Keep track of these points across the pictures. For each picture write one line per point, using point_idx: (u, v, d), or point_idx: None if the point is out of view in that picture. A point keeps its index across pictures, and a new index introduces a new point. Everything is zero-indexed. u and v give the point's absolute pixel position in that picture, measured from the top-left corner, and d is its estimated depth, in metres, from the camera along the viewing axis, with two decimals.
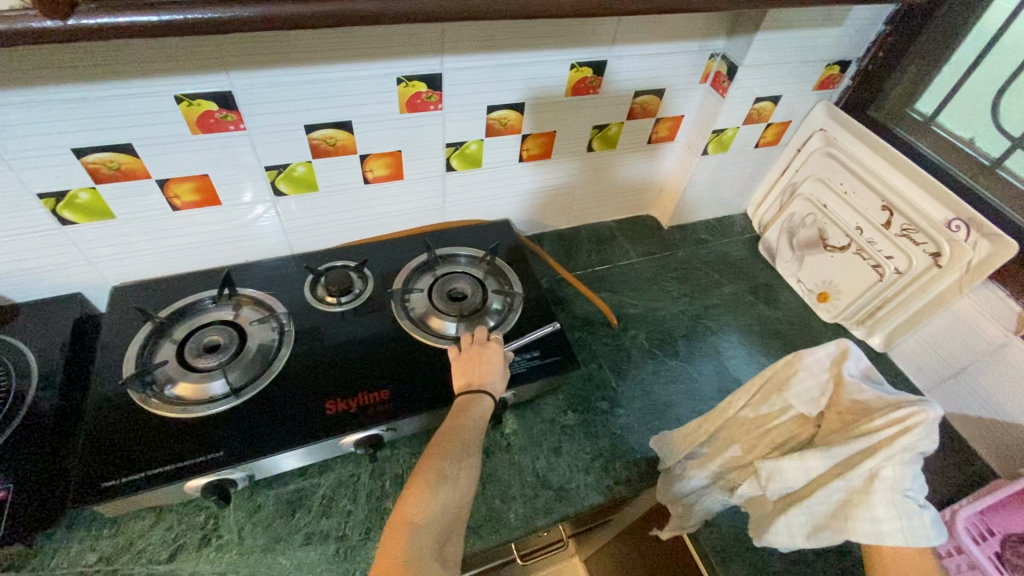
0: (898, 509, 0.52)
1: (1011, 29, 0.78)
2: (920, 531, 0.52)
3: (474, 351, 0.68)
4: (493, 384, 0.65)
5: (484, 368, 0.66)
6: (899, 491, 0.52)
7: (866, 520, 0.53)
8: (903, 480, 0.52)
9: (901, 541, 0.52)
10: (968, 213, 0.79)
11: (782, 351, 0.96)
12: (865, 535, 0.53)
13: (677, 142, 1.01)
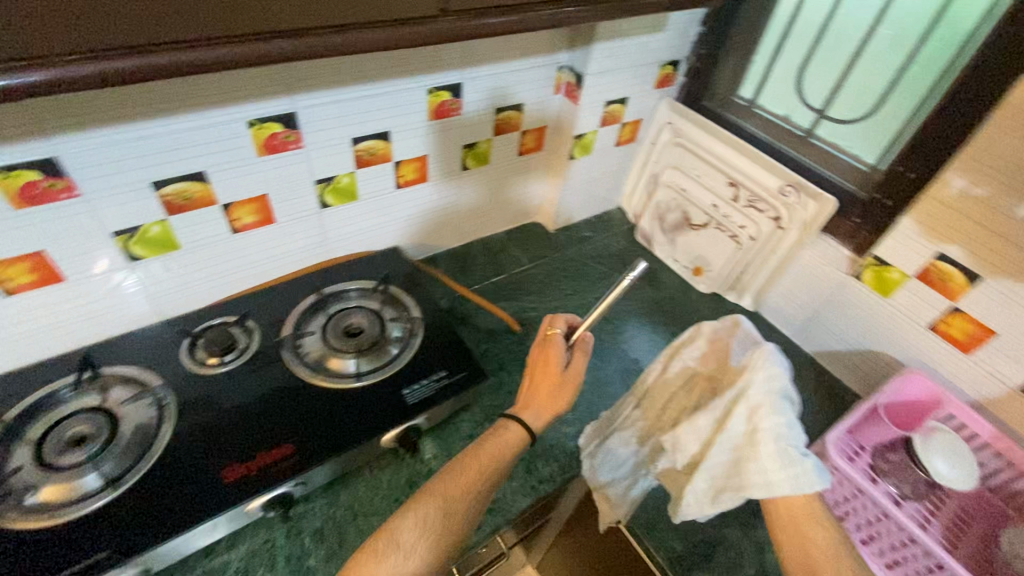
0: (781, 458, 0.57)
1: (796, 20, 0.92)
2: (802, 478, 0.56)
3: (544, 374, 0.68)
4: (541, 415, 0.66)
5: (542, 396, 0.67)
6: (779, 440, 0.58)
7: (755, 473, 0.58)
8: (777, 428, 0.58)
9: (788, 488, 0.56)
10: (794, 179, 0.91)
11: (671, 326, 1.04)
12: (756, 487, 0.57)
13: (546, 150, 1.07)
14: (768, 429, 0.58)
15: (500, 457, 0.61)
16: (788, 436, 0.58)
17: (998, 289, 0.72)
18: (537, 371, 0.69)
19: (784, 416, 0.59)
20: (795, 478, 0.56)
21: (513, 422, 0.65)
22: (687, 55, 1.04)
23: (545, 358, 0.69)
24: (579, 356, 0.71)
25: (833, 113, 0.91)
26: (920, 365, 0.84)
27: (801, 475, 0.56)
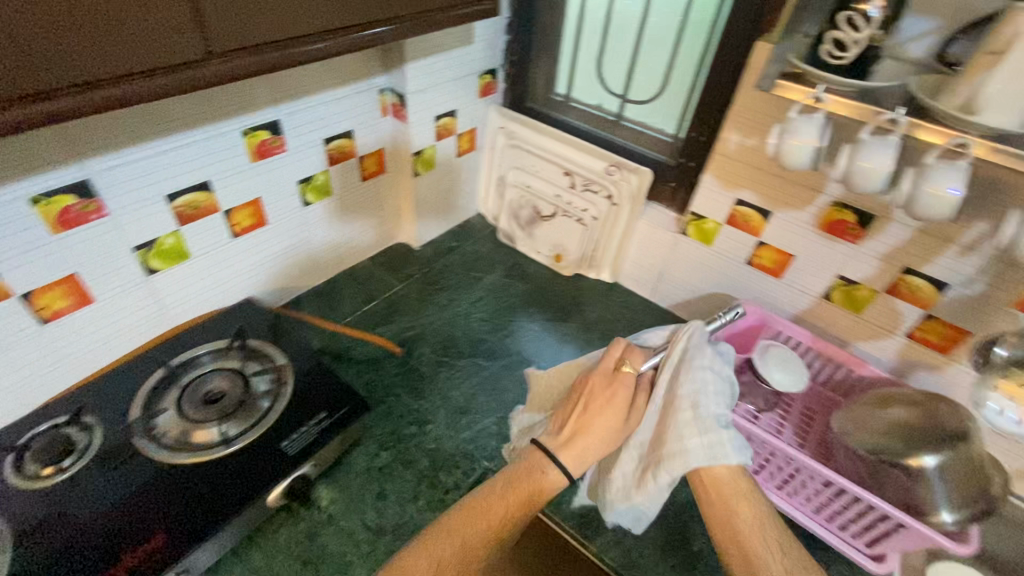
0: (698, 428, 0.63)
1: (585, 20, 1.02)
2: (715, 445, 0.61)
3: (611, 413, 0.65)
4: (590, 461, 0.64)
5: (599, 437, 0.64)
6: (697, 412, 0.64)
7: (675, 442, 0.63)
8: (692, 400, 0.64)
9: (703, 457, 0.61)
10: (615, 159, 1.02)
11: (545, 312, 1.10)
12: (676, 456, 0.62)
13: (390, 172, 1.09)
14: (688, 398, 0.65)
15: (533, 500, 0.62)
16: (709, 408, 0.64)
17: (784, 221, 0.85)
18: (604, 400, 0.66)
19: (699, 389, 0.65)
20: (712, 447, 0.62)
21: (555, 467, 0.63)
22: (500, 63, 1.11)
23: (613, 393, 0.66)
24: (643, 396, 0.68)
25: (633, 97, 1.02)
26: (748, 296, 0.98)
27: (716, 443, 0.62)
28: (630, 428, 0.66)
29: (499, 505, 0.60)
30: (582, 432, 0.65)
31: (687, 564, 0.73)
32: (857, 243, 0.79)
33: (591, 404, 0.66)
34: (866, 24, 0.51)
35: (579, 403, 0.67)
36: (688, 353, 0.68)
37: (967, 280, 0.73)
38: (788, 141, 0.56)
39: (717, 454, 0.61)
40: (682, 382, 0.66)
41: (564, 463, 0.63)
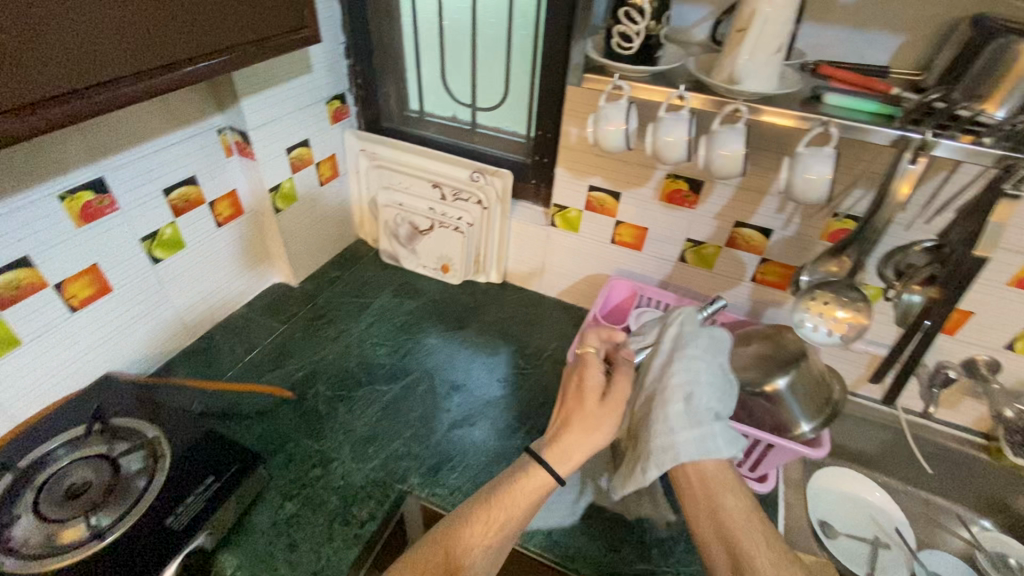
0: (688, 421, 0.64)
1: (420, 36, 1.04)
2: (707, 442, 0.62)
3: (580, 401, 0.67)
4: (575, 457, 0.65)
5: (578, 427, 0.66)
6: (687, 403, 0.64)
7: (663, 437, 0.63)
8: (683, 391, 0.65)
9: (692, 450, 0.62)
10: (477, 165, 1.05)
11: (439, 324, 1.11)
12: (664, 452, 0.63)
13: (249, 212, 1.04)
14: (678, 389, 0.65)
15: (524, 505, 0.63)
16: (699, 399, 0.64)
17: (633, 198, 0.93)
18: (576, 391, 0.69)
19: (691, 382, 0.65)
20: (699, 440, 0.62)
21: (539, 469, 0.65)
22: (348, 87, 1.11)
23: (582, 378, 0.69)
24: (620, 379, 0.68)
25: (482, 104, 1.06)
26: (621, 272, 1.05)
27: (704, 435, 0.62)
28: (609, 412, 0.66)
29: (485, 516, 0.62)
30: (563, 430, 0.67)
31: (606, 530, 0.77)
32: (694, 209, 0.89)
33: (568, 401, 0.69)
34: (641, 17, 0.57)
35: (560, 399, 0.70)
36: (685, 329, 0.69)
37: (785, 224, 0.84)
38: (603, 128, 0.63)
39: (708, 447, 0.62)
40: (671, 372, 0.67)
41: (546, 463, 0.64)
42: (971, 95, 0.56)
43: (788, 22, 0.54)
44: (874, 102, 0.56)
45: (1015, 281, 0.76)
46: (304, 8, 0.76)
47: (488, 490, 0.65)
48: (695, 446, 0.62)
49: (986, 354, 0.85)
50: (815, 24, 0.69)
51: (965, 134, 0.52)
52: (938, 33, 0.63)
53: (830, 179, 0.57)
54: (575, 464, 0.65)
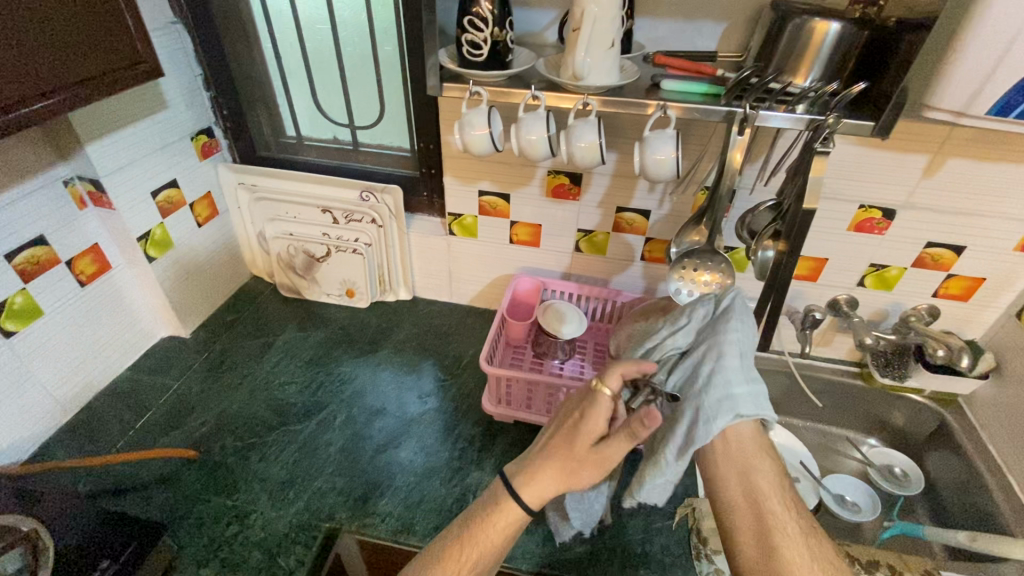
0: (744, 377, 0.61)
1: (284, 60, 1.00)
2: (760, 400, 0.60)
3: (568, 441, 0.62)
4: (545, 490, 0.61)
5: (558, 464, 0.61)
6: (737, 363, 0.61)
7: (720, 388, 0.60)
8: (740, 348, 0.62)
9: (751, 406, 0.59)
10: (364, 184, 1.04)
11: (351, 350, 1.08)
12: (720, 402, 0.59)
13: (115, 266, 0.97)
14: (735, 345, 0.62)
15: (496, 541, 0.62)
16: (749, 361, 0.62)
17: (520, 198, 0.96)
18: (575, 422, 0.62)
19: (746, 340, 0.62)
20: (754, 398, 0.60)
21: (512, 504, 0.62)
22: (214, 120, 1.05)
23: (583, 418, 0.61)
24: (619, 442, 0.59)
25: (360, 123, 1.04)
26: (525, 269, 1.08)
27: (757, 392, 0.60)
28: (596, 462, 0.60)
29: (456, 553, 0.61)
30: (543, 460, 0.63)
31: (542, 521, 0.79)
32: (579, 200, 0.93)
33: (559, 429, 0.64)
34: (485, 25, 0.63)
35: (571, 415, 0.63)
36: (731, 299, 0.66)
37: (660, 204, 0.90)
38: (469, 133, 0.69)
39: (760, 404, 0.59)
40: (724, 329, 0.63)
41: (519, 498, 0.62)
42: (782, 70, 0.65)
43: (615, 19, 0.59)
44: (702, 84, 0.64)
45: (852, 227, 0.87)
46: (137, 43, 0.72)
47: (461, 522, 0.64)
48: (751, 403, 0.59)
49: (844, 293, 0.96)
50: (650, 19, 0.75)
51: (779, 105, 0.62)
52: (752, 17, 0.71)
53: (673, 158, 0.66)
54: (544, 496, 0.62)
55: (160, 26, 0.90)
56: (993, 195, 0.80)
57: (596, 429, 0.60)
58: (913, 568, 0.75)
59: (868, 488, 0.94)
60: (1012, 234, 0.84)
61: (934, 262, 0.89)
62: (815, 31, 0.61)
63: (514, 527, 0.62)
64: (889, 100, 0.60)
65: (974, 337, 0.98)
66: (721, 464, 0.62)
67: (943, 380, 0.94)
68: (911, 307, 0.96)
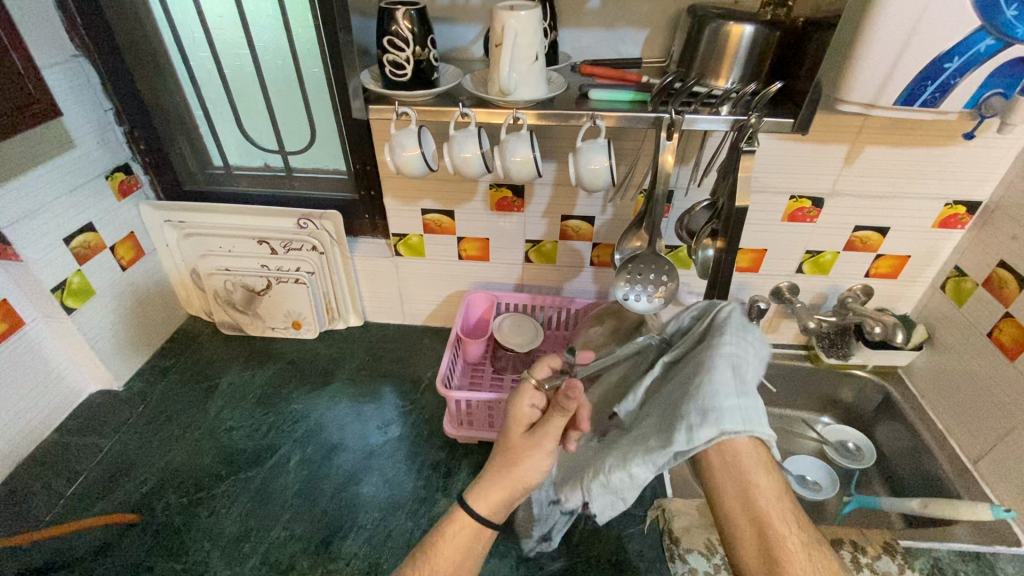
0: (738, 389, 0.56)
1: (203, 86, 0.93)
2: (753, 416, 0.55)
3: (504, 435, 0.63)
4: (493, 491, 0.61)
5: (502, 459, 0.62)
6: (738, 378, 0.57)
7: (708, 396, 0.56)
8: (733, 361, 0.58)
9: (739, 419, 0.54)
10: (301, 212, 1.00)
11: (302, 385, 1.03)
12: (705, 413, 0.55)
13: (30, 321, 0.89)
14: (729, 358, 0.58)
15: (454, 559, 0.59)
16: (746, 377, 0.58)
17: (465, 214, 0.95)
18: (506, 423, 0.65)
19: (740, 353, 0.59)
20: (748, 414, 0.55)
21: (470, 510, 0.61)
22: (131, 156, 0.98)
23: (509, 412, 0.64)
24: (554, 418, 0.60)
25: (292, 148, 0.99)
26: (477, 284, 1.06)
27: (750, 414, 0.55)
28: (535, 450, 0.61)
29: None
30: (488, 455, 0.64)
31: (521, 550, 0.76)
32: (523, 211, 0.93)
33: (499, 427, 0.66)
34: (405, 45, 0.61)
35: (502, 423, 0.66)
36: (736, 322, 0.62)
37: (603, 209, 0.91)
38: (401, 154, 0.68)
39: (753, 421, 0.55)
40: (727, 344, 0.59)
41: (469, 504, 0.61)
42: (704, 72, 0.66)
43: (537, 32, 0.60)
44: (628, 92, 0.65)
45: (786, 217, 0.91)
46: (27, 82, 0.68)
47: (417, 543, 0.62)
48: (746, 420, 0.55)
49: (785, 281, 1.00)
50: (574, 29, 0.75)
51: (703, 108, 0.64)
52: (672, 22, 0.73)
53: (608, 166, 0.66)
54: (495, 498, 0.61)
55: (60, 60, 0.84)
56: (908, 177, 0.85)
57: (527, 414, 0.63)
58: (873, 541, 0.77)
59: (826, 465, 0.97)
60: (929, 213, 0.89)
61: (863, 245, 0.94)
62: (730, 34, 0.62)
63: (474, 542, 0.61)
64: (805, 97, 0.63)
65: (906, 311, 1.03)
66: (717, 472, 0.59)
67: (883, 355, 0.99)
68: (847, 289, 1.00)
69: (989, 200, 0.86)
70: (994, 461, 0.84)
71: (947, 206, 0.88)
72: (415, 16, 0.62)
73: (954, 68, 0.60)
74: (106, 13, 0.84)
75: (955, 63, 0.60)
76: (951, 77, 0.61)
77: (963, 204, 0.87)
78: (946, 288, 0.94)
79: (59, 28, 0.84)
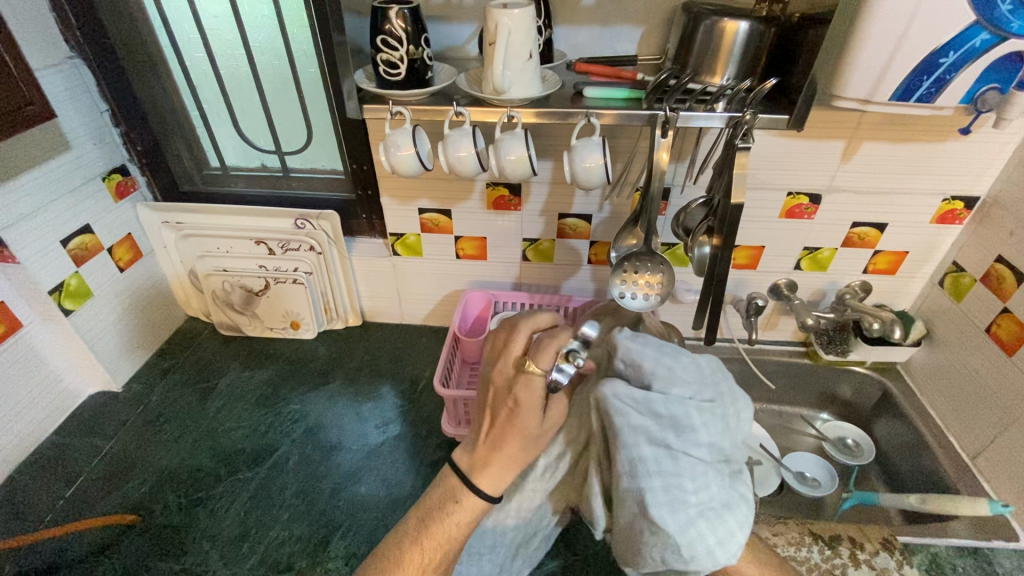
0: (675, 519, 0.50)
1: (197, 87, 0.93)
2: (693, 551, 0.51)
3: (519, 424, 0.57)
4: (506, 472, 0.58)
5: (514, 444, 0.58)
6: (668, 508, 0.50)
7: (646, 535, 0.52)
8: (662, 487, 0.51)
9: (683, 558, 0.51)
10: (299, 212, 0.99)
11: (301, 386, 1.02)
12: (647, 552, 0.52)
13: (28, 324, 0.89)
14: (659, 488, 0.51)
15: (449, 537, 0.58)
16: (680, 503, 0.51)
17: (462, 213, 0.95)
18: (512, 408, 0.58)
19: (666, 474, 0.51)
20: (686, 548, 0.50)
21: (469, 494, 0.58)
22: (128, 157, 0.98)
23: (517, 403, 0.57)
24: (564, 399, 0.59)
25: (289, 148, 0.99)
26: (474, 282, 1.06)
27: (692, 544, 0.50)
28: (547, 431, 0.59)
29: (416, 554, 0.57)
30: (492, 438, 0.59)
31: None
32: (520, 209, 0.93)
33: (498, 413, 0.59)
34: (399, 44, 0.61)
35: (499, 407, 0.59)
36: (641, 419, 0.51)
37: (600, 207, 0.91)
38: (395, 154, 0.68)
39: (698, 553, 0.51)
40: (648, 472, 0.50)
41: (485, 492, 0.58)
42: (699, 69, 0.66)
43: (530, 31, 0.60)
44: (624, 89, 0.65)
45: (784, 214, 0.90)
46: (21, 83, 0.68)
47: (416, 517, 0.59)
48: (691, 552, 0.50)
49: (784, 278, 1.00)
50: (569, 27, 0.75)
51: (698, 105, 0.64)
52: (668, 19, 0.73)
53: (602, 163, 0.66)
54: (503, 478, 0.58)
55: (55, 62, 0.84)
56: (906, 172, 0.85)
57: (539, 404, 0.58)
58: (872, 537, 0.77)
59: (825, 461, 0.97)
60: (927, 208, 0.89)
61: (861, 241, 0.93)
62: (725, 30, 0.63)
63: (477, 517, 0.59)
64: (800, 94, 0.63)
65: (905, 307, 1.03)
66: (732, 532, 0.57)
67: (880, 352, 0.99)
68: (846, 285, 1.00)
69: (988, 195, 0.86)
70: (993, 456, 0.84)
71: (944, 201, 0.88)
72: (408, 14, 0.62)
73: (949, 63, 0.60)
74: (101, 15, 0.85)
75: (951, 57, 0.59)
76: (947, 71, 0.60)
77: (961, 199, 0.87)
78: (944, 284, 0.94)
79: (54, 30, 0.84)
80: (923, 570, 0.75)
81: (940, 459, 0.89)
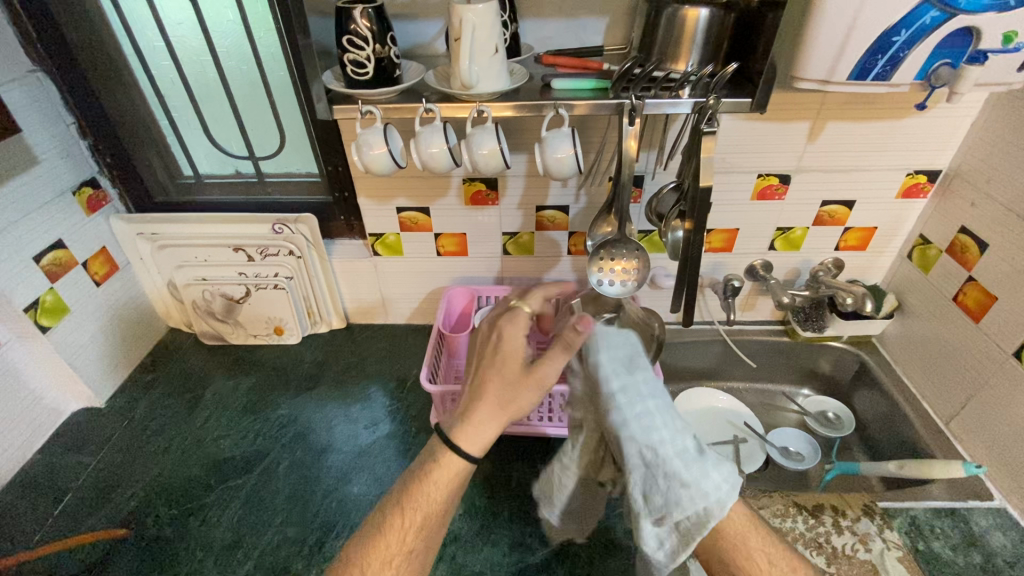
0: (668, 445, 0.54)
1: (165, 95, 0.92)
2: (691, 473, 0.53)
3: (501, 369, 0.59)
4: (482, 426, 0.58)
5: (496, 395, 0.59)
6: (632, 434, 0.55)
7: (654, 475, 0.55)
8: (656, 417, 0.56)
9: (688, 485, 0.53)
10: (276, 217, 0.99)
11: (288, 392, 1.02)
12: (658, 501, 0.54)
13: (4, 343, 0.86)
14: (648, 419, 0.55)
15: (432, 497, 0.58)
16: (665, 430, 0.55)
17: (440, 210, 0.95)
18: (501, 352, 0.60)
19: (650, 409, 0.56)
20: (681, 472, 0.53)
21: (448, 455, 0.58)
22: (97, 168, 0.97)
23: (501, 343, 0.61)
24: (556, 352, 0.58)
25: (261, 154, 0.98)
26: (457, 278, 1.07)
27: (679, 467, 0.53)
28: (529, 382, 0.59)
29: (397, 520, 0.57)
30: (473, 393, 0.60)
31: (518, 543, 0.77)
32: (498, 204, 0.93)
33: (486, 366, 0.60)
34: (365, 43, 0.62)
35: (485, 356, 0.61)
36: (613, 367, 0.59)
37: (576, 198, 0.92)
38: (368, 153, 0.68)
39: (699, 476, 0.53)
40: (610, 402, 0.57)
41: (457, 445, 0.58)
42: (664, 55, 0.67)
43: (495, 26, 0.60)
44: (591, 80, 0.67)
45: (755, 195, 0.92)
46: None
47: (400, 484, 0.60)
48: (678, 474, 0.53)
49: (759, 258, 1.02)
50: (535, 20, 0.76)
51: (663, 92, 0.65)
52: (633, 9, 0.74)
53: (573, 154, 0.67)
54: (480, 435, 0.58)
55: (17, 76, 0.83)
56: (869, 150, 0.87)
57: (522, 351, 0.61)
58: (853, 504, 0.80)
59: (808, 436, 1.01)
60: (892, 183, 0.91)
61: (831, 219, 0.96)
62: (687, 18, 0.64)
63: (457, 479, 0.59)
64: (760, 77, 0.65)
65: (877, 281, 1.06)
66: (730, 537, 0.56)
67: (856, 326, 1.02)
68: (819, 263, 1.03)
69: (948, 168, 0.89)
70: (966, 420, 0.87)
71: (909, 175, 0.90)
72: (373, 14, 0.62)
73: (902, 41, 0.62)
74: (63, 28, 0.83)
75: (903, 36, 0.62)
76: (900, 49, 0.62)
77: (924, 173, 0.90)
78: (912, 257, 0.97)
79: (14, 43, 0.83)
80: (904, 532, 0.78)
81: (916, 426, 0.92)
